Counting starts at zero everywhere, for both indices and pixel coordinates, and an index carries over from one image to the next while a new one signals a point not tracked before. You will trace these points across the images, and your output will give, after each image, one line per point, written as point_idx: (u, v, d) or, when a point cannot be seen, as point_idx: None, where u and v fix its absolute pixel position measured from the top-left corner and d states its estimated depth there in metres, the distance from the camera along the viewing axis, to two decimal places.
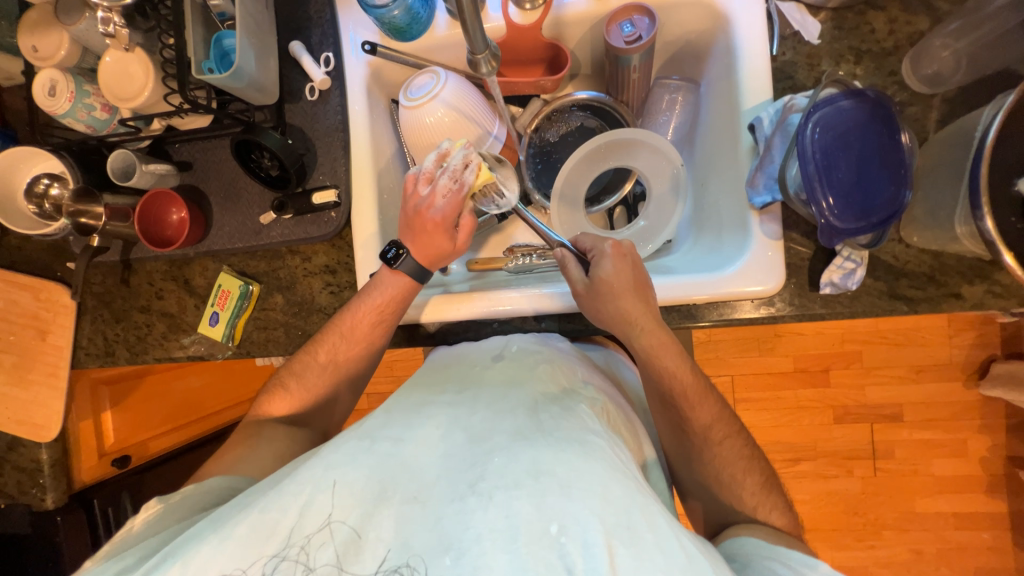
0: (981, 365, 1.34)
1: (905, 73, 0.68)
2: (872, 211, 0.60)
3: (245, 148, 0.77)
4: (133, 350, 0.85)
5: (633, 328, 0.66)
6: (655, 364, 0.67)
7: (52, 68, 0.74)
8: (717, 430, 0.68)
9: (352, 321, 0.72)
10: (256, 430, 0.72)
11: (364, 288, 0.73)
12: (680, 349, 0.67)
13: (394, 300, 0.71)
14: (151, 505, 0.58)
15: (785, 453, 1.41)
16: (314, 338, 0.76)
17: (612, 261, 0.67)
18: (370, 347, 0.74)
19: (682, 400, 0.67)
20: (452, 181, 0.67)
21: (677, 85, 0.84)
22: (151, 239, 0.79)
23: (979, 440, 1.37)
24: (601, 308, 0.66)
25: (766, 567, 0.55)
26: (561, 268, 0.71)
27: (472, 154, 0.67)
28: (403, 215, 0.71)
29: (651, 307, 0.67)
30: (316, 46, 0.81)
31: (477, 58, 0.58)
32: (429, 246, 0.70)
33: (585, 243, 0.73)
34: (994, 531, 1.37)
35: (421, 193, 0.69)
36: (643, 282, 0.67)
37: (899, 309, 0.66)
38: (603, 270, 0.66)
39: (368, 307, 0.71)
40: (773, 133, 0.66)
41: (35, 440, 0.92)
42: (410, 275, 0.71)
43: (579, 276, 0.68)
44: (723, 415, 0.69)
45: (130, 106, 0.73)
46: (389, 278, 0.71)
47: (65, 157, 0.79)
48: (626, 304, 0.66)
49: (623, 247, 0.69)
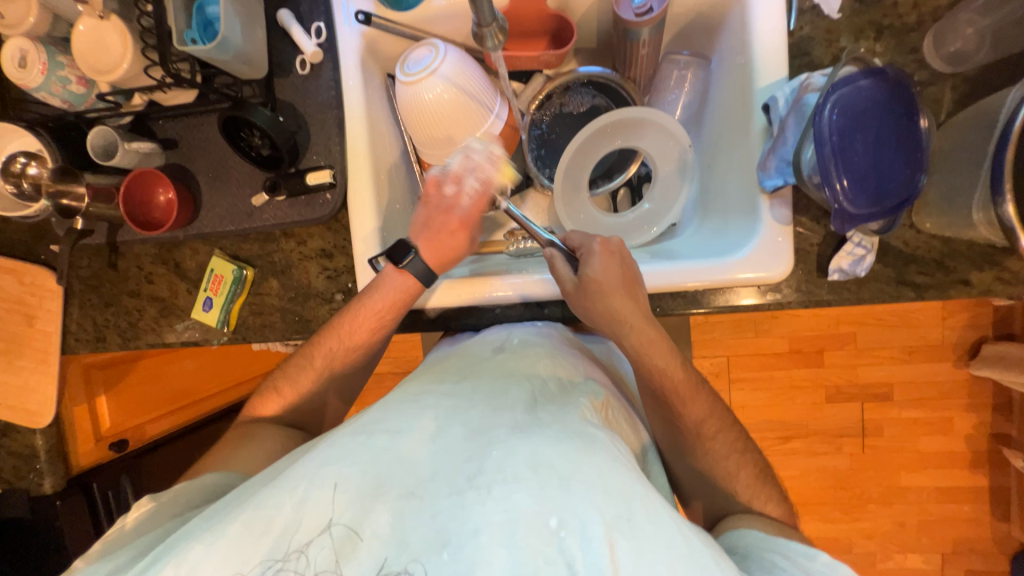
0: (972, 346, 1.36)
1: (927, 50, 0.65)
2: (885, 195, 0.58)
3: (233, 126, 0.73)
4: (125, 336, 0.82)
5: (624, 325, 0.66)
6: (642, 364, 0.67)
7: (20, 37, 0.69)
8: (710, 423, 0.68)
9: (352, 323, 0.71)
10: (256, 430, 0.72)
11: (366, 289, 0.71)
12: (671, 347, 0.67)
13: (397, 302, 0.70)
14: (143, 502, 0.60)
15: (777, 431, 1.44)
16: (310, 339, 0.75)
17: (602, 258, 0.66)
18: (368, 347, 0.73)
19: (674, 397, 0.67)
20: (478, 181, 0.72)
21: (685, 61, 0.82)
22: (141, 223, 0.76)
23: (966, 418, 1.40)
24: (592, 305, 0.65)
25: (771, 562, 0.55)
26: (550, 267, 0.69)
27: (497, 152, 0.72)
28: (421, 214, 0.72)
29: (641, 304, 0.66)
30: (306, 15, 0.76)
31: (483, 31, 0.54)
32: (441, 242, 0.71)
33: (574, 241, 0.70)
34: (974, 504, 1.43)
35: (444, 192, 0.72)
36: (633, 278, 0.66)
37: (906, 296, 0.65)
38: (592, 268, 0.65)
39: (368, 310, 0.70)
40: (788, 114, 0.63)
41: (29, 426, 0.91)
42: (415, 273, 0.69)
43: (568, 274, 0.67)
44: (714, 408, 0.69)
45: (107, 79, 0.68)
46: (392, 275, 0.69)
47: (41, 134, 0.75)
48: (616, 302, 0.65)
49: (610, 243, 0.68)
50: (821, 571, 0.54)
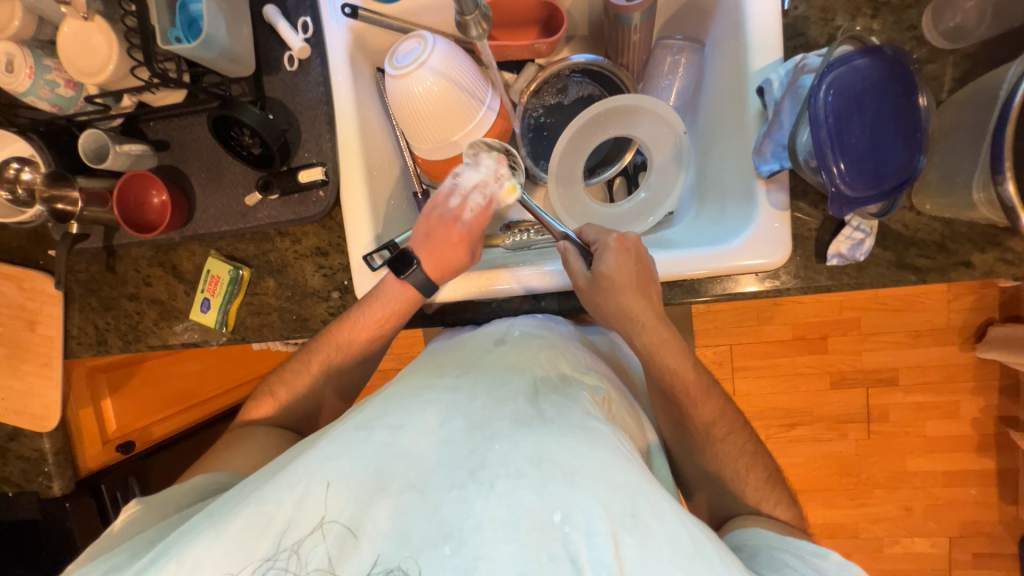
0: (978, 328, 1.35)
1: (926, 26, 0.63)
2: (884, 177, 0.57)
3: (223, 125, 0.73)
4: (126, 339, 0.83)
5: (635, 324, 0.65)
6: (654, 361, 0.66)
7: (7, 42, 0.69)
8: (717, 422, 0.68)
9: (350, 328, 0.71)
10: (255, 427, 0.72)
11: (364, 296, 0.71)
12: (675, 338, 0.66)
13: (396, 311, 0.70)
14: (132, 506, 0.61)
15: (780, 418, 1.44)
16: (310, 342, 0.76)
17: (616, 254, 0.64)
18: (367, 348, 0.74)
19: (685, 398, 0.67)
20: (482, 196, 0.71)
21: (679, 45, 0.80)
22: (127, 219, 0.75)
23: (972, 401, 1.39)
24: (603, 300, 0.65)
25: (781, 561, 0.55)
26: (563, 261, 0.68)
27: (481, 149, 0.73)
28: (421, 223, 0.70)
29: (654, 301, 0.66)
30: (292, 10, 0.75)
31: (466, 19, 0.54)
32: (442, 256, 0.69)
33: (590, 235, 0.70)
34: (981, 487, 1.42)
35: (449, 204, 0.71)
36: (646, 276, 0.65)
37: (907, 280, 0.64)
38: (608, 263, 0.64)
39: (368, 317, 0.70)
40: (783, 96, 0.62)
41: (35, 430, 0.92)
42: (415, 284, 0.69)
43: (581, 270, 0.66)
44: (724, 407, 0.69)
45: (94, 82, 0.67)
46: (394, 288, 0.69)
47: (33, 139, 0.75)
48: (627, 299, 0.64)
49: (627, 240, 0.66)
50: (832, 571, 0.53)
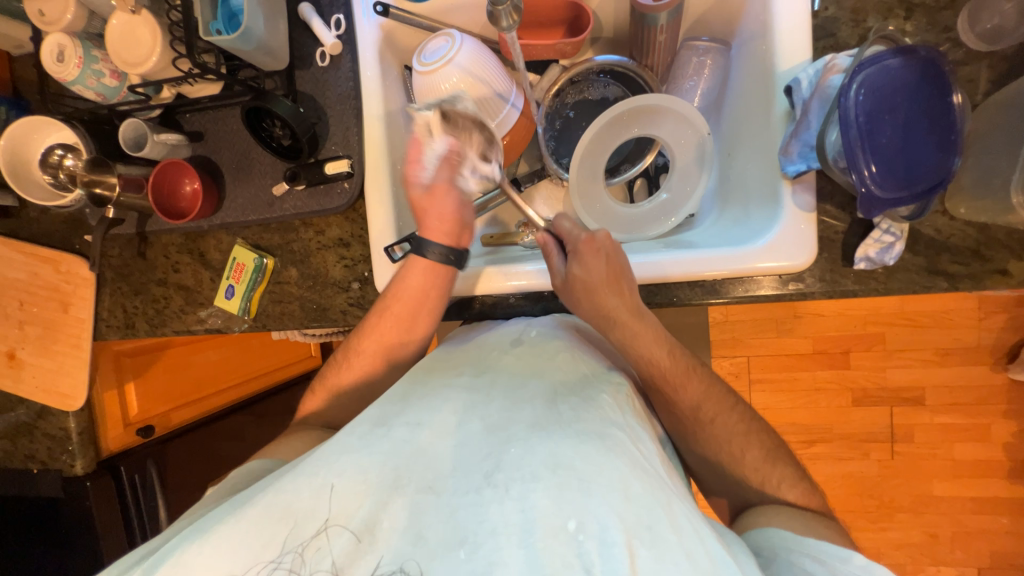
0: (1011, 349, 1.30)
1: (962, 28, 0.62)
2: (915, 179, 0.56)
3: (256, 116, 0.75)
4: (152, 323, 0.85)
5: (612, 320, 0.65)
6: (672, 361, 0.65)
7: (59, 33, 0.73)
8: (735, 425, 0.66)
9: (384, 317, 0.69)
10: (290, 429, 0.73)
11: (386, 292, 0.69)
12: (660, 334, 0.65)
13: (426, 289, 0.68)
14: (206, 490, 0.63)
15: (800, 434, 1.39)
16: (350, 340, 0.73)
17: (585, 255, 0.65)
18: (401, 341, 0.71)
19: (704, 399, 0.66)
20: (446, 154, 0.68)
21: (705, 47, 0.81)
22: (157, 185, 0.78)
23: (1003, 425, 1.33)
24: (580, 301, 0.65)
25: (799, 568, 0.53)
26: (544, 255, 0.69)
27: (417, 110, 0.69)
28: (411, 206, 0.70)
29: (630, 297, 0.65)
30: (326, 8, 0.78)
31: (497, 10, 0.57)
32: (438, 219, 0.68)
33: (561, 231, 0.69)
34: (1012, 516, 1.35)
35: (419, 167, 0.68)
36: (619, 272, 0.65)
37: (939, 286, 0.62)
38: (577, 266, 0.65)
39: (399, 304, 0.68)
40: (811, 97, 0.61)
41: (62, 409, 0.95)
42: (438, 258, 0.68)
43: (559, 267, 0.67)
44: (742, 411, 0.68)
45: (138, 72, 0.71)
46: (417, 262, 0.68)
47: (77, 127, 0.78)
48: (604, 297, 0.64)
49: (597, 239, 0.66)
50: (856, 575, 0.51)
